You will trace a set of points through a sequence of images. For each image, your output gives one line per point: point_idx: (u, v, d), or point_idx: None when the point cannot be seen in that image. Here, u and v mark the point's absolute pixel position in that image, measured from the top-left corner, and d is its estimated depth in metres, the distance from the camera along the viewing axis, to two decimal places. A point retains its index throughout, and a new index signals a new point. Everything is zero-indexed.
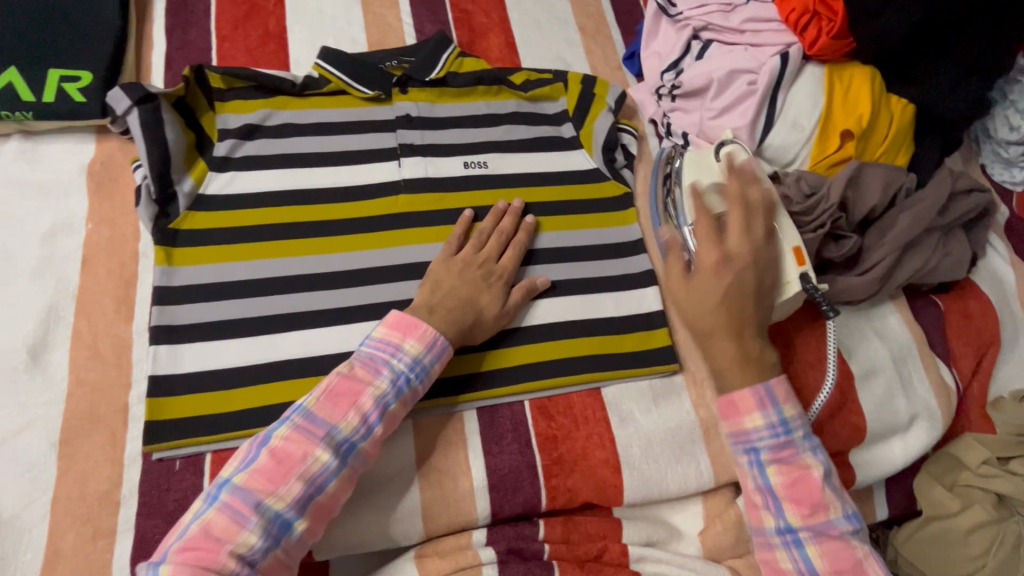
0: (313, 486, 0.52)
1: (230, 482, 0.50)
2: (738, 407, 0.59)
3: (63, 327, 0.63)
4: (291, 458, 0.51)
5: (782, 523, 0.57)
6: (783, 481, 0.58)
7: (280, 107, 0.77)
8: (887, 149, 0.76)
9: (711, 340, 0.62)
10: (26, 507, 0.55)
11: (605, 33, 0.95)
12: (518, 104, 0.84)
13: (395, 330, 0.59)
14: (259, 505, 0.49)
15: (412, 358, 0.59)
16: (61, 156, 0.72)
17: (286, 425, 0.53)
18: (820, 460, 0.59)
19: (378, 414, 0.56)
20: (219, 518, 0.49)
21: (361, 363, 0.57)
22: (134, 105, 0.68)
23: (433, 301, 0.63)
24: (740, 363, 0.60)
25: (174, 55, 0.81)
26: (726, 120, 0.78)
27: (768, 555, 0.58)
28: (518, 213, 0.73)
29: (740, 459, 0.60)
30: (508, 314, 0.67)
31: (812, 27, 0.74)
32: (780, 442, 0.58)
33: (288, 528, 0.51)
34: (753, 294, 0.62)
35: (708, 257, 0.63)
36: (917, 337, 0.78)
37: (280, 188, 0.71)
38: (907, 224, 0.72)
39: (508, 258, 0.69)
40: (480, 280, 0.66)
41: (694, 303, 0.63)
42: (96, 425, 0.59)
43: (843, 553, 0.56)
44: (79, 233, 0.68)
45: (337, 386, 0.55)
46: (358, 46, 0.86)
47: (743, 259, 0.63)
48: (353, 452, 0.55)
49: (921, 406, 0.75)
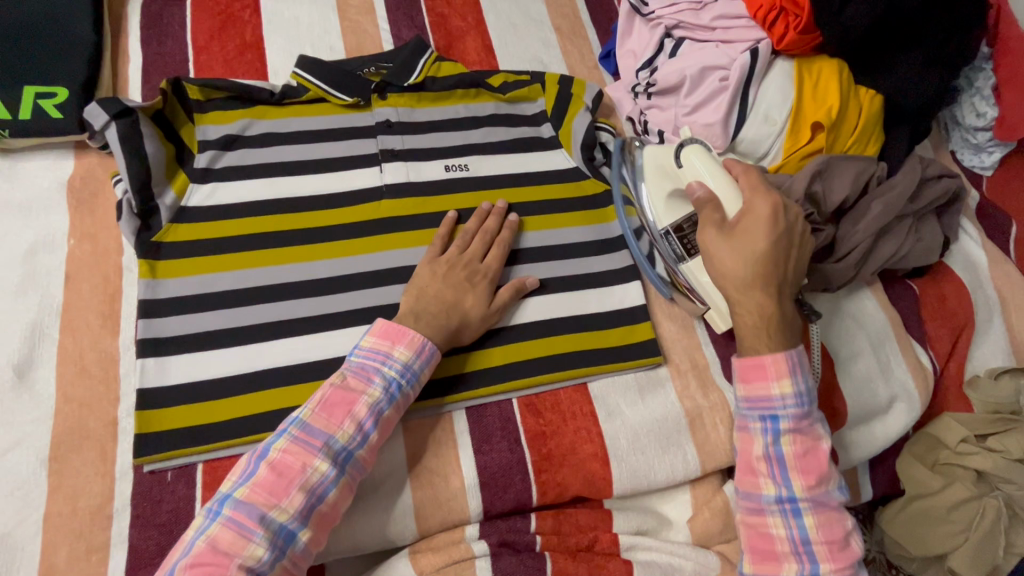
0: (314, 496, 0.53)
1: (232, 496, 0.51)
2: (768, 372, 0.61)
3: (48, 343, 0.63)
4: (291, 470, 0.52)
5: (784, 493, 0.60)
6: (795, 451, 0.60)
7: (259, 116, 0.77)
8: (858, 140, 0.78)
9: (755, 294, 0.62)
10: (18, 524, 0.55)
11: (581, 33, 0.97)
12: (497, 106, 0.85)
13: (384, 339, 0.60)
14: (263, 518, 0.50)
15: (403, 365, 0.59)
16: (40, 172, 0.72)
17: (284, 437, 0.54)
18: (825, 433, 0.63)
19: (374, 420, 0.57)
20: (225, 533, 0.49)
21: (353, 373, 0.58)
22: (112, 119, 0.69)
23: (417, 308, 0.64)
24: (778, 322, 0.62)
25: (151, 67, 0.81)
26: (700, 116, 0.79)
27: (757, 520, 0.61)
28: (501, 214, 0.74)
29: (755, 425, 0.62)
30: (497, 312, 0.68)
31: (780, 23, 0.75)
32: (801, 413, 0.61)
33: (293, 539, 0.51)
34: (797, 252, 0.63)
35: (763, 207, 0.63)
36: (894, 321, 0.80)
37: (263, 197, 0.72)
38: (879, 212, 0.75)
39: (493, 257, 0.70)
40: (466, 282, 0.68)
41: (742, 254, 0.62)
42: (86, 440, 0.59)
43: (835, 522, 0.60)
44: (62, 249, 0.68)
45: (331, 397, 0.56)
46: (336, 53, 0.87)
47: (797, 214, 0.64)
48: (350, 460, 0.55)
49: (900, 388, 0.77)
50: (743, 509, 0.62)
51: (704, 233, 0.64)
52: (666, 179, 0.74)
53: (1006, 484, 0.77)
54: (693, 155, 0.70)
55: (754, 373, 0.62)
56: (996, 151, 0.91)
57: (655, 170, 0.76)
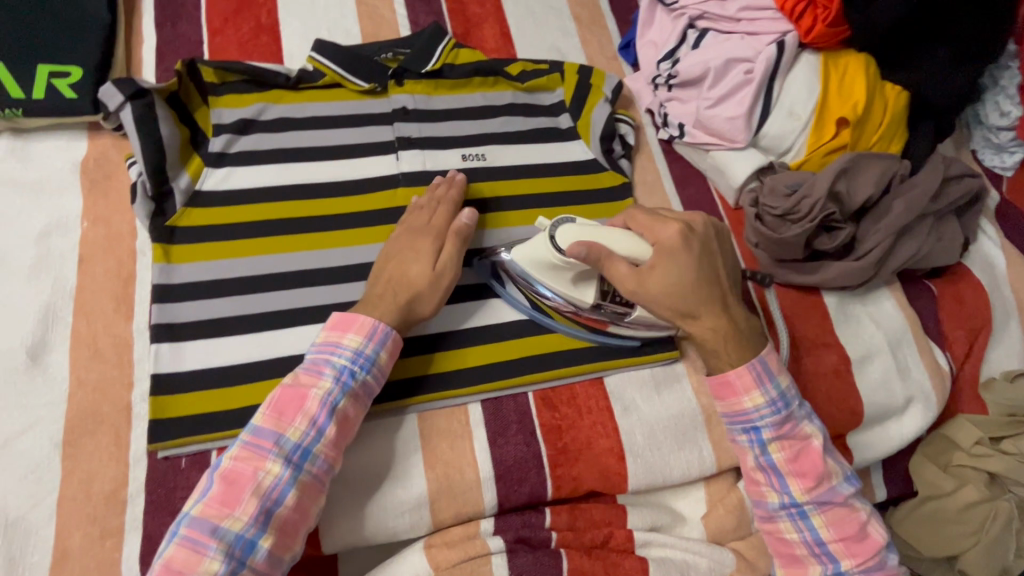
0: (269, 500, 0.50)
1: (188, 513, 0.49)
2: (736, 387, 0.61)
3: (62, 327, 0.62)
4: (242, 477, 0.50)
5: (787, 498, 0.61)
6: (785, 456, 0.61)
7: (274, 101, 0.76)
8: (882, 137, 0.77)
9: (700, 319, 0.62)
10: (32, 508, 0.55)
11: (600, 23, 0.95)
12: (515, 95, 0.84)
13: (334, 330, 0.58)
14: (216, 531, 0.48)
15: (354, 351, 0.57)
16: (53, 153, 0.71)
17: (235, 446, 0.52)
18: (817, 428, 0.62)
19: (328, 413, 0.54)
20: (179, 552, 0.47)
21: (304, 369, 0.56)
22: (128, 100, 0.68)
23: (367, 296, 0.62)
24: (735, 334, 0.62)
25: (166, 48, 0.80)
26: (723, 109, 0.77)
27: (771, 527, 0.62)
28: (461, 186, 0.71)
29: (741, 439, 0.62)
30: (445, 268, 0.64)
31: (808, 15, 0.75)
32: (781, 418, 0.61)
33: (252, 548, 0.48)
34: (720, 263, 0.63)
35: (667, 241, 0.62)
36: (911, 321, 0.80)
37: (278, 183, 0.71)
38: (901, 211, 0.74)
39: (440, 217, 0.67)
40: (410, 250, 0.65)
41: (668, 289, 0.60)
42: (100, 424, 0.59)
43: (845, 517, 0.60)
44: (74, 231, 0.67)
45: (282, 397, 0.54)
46: (352, 38, 0.86)
47: (706, 229, 0.64)
48: (309, 458, 0.52)
49: (917, 389, 0.77)
50: (758, 517, 0.64)
51: (626, 284, 0.61)
52: (560, 270, 0.65)
53: (1017, 486, 0.77)
54: (569, 237, 0.62)
55: (725, 389, 0.62)
56: (1019, 151, 0.89)
57: (543, 271, 0.66)
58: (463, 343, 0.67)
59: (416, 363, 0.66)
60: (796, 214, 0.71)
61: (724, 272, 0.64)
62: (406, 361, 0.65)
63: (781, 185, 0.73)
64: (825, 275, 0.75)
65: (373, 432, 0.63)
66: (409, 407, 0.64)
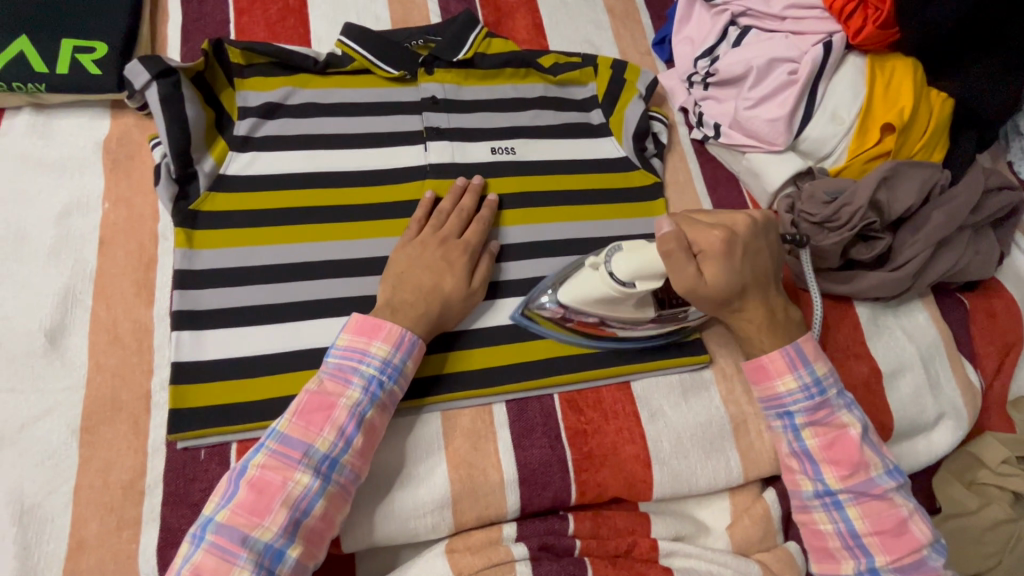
0: (298, 511, 0.49)
1: (214, 519, 0.47)
2: (769, 372, 0.61)
3: (81, 310, 0.61)
4: (271, 486, 0.49)
5: (820, 487, 0.59)
6: (819, 443, 0.59)
7: (302, 85, 0.74)
8: (926, 144, 0.74)
9: (737, 310, 0.62)
10: (48, 496, 0.53)
11: (634, 17, 0.93)
12: (547, 88, 0.81)
13: (360, 335, 0.56)
14: (246, 540, 0.46)
15: (382, 360, 0.55)
16: (74, 131, 0.69)
17: (261, 453, 0.50)
18: (857, 417, 0.59)
19: (356, 423, 0.52)
20: (208, 559, 0.46)
21: (330, 377, 0.54)
22: (153, 79, 0.66)
23: (395, 299, 0.60)
24: (776, 323, 0.62)
25: (191, 27, 0.77)
26: (763, 112, 0.75)
27: (804, 517, 0.60)
28: (494, 206, 0.70)
29: (775, 424, 0.62)
30: (479, 288, 0.64)
31: (858, 16, 0.73)
32: (815, 403, 0.60)
33: (281, 558, 0.47)
34: (762, 259, 0.61)
35: (711, 245, 0.59)
36: (944, 336, 0.78)
37: (304, 170, 0.69)
38: (940, 222, 0.71)
39: (472, 230, 0.66)
40: (443, 261, 0.63)
41: (708, 292, 0.59)
42: (118, 412, 0.57)
43: (884, 510, 0.57)
44: (95, 212, 0.65)
45: (308, 404, 0.52)
46: (381, 23, 0.83)
47: (748, 227, 0.61)
48: (336, 468, 0.51)
49: (948, 405, 0.75)
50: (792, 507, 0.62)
51: (680, 278, 0.59)
52: (622, 301, 0.63)
53: None
54: (631, 268, 0.59)
55: (760, 375, 0.61)
56: None
57: (600, 303, 0.63)
58: (489, 342, 0.65)
59: (440, 361, 0.64)
60: (835, 223, 0.69)
61: (767, 267, 0.62)
62: (430, 359, 0.64)
63: (820, 192, 0.71)
64: (859, 285, 0.73)
65: (395, 430, 0.62)
66: (433, 406, 0.63)
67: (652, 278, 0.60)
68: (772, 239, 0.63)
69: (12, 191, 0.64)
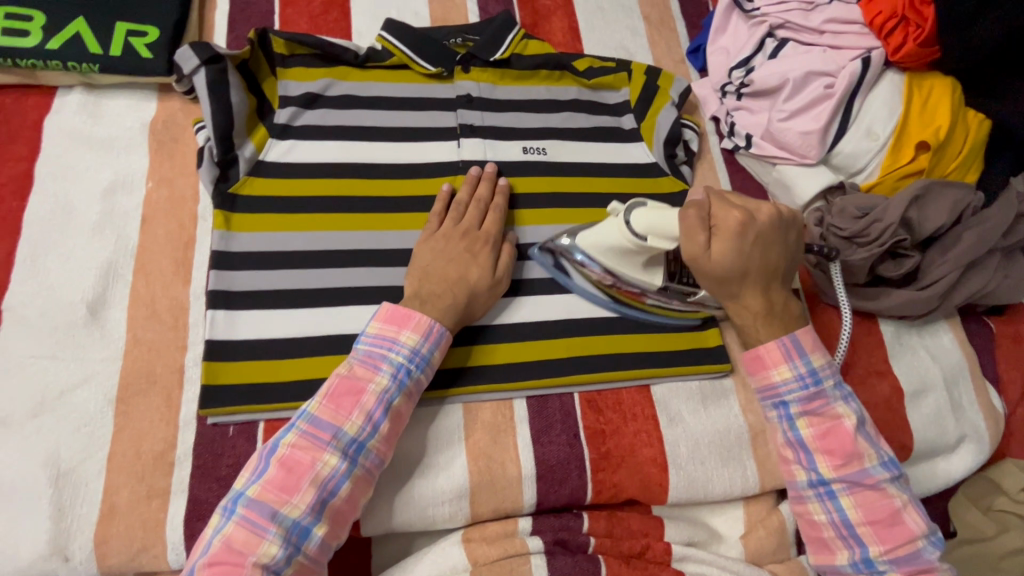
0: (325, 491, 0.50)
1: (245, 494, 0.49)
2: (764, 361, 0.59)
3: (122, 285, 0.63)
4: (300, 465, 0.50)
5: (814, 476, 0.58)
6: (813, 433, 0.58)
7: (341, 77, 0.75)
8: (961, 164, 0.74)
9: (736, 296, 0.60)
10: (83, 461, 0.55)
11: (669, 25, 0.93)
12: (580, 91, 0.82)
13: (390, 324, 0.57)
14: (275, 516, 0.48)
15: (410, 349, 0.56)
16: (123, 111, 0.71)
17: (292, 432, 0.51)
18: (853, 408, 0.58)
19: (384, 410, 0.54)
20: (238, 532, 0.47)
21: (360, 362, 0.55)
22: (202, 65, 0.68)
23: (423, 291, 0.61)
24: (776, 316, 0.60)
25: (238, 16, 0.80)
26: (796, 124, 0.76)
27: (800, 508, 0.59)
28: (507, 193, 0.71)
29: (770, 414, 0.61)
30: (504, 274, 0.65)
31: (899, 33, 0.73)
32: (810, 393, 0.58)
33: (307, 535, 0.49)
34: (779, 250, 0.59)
35: (729, 224, 0.58)
36: (969, 358, 0.77)
37: (340, 160, 0.70)
38: (972, 242, 0.70)
39: (491, 221, 0.67)
40: (468, 252, 0.64)
41: (711, 271, 0.58)
42: (152, 385, 0.59)
43: (878, 501, 0.56)
44: (139, 191, 0.67)
45: (338, 388, 0.53)
46: (421, 20, 0.85)
47: (772, 216, 0.58)
48: (362, 452, 0.52)
49: (970, 429, 0.74)
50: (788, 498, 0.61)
51: (689, 252, 0.59)
52: (635, 255, 0.65)
53: None
54: (648, 222, 0.62)
55: (754, 363, 0.60)
56: None
57: (616, 255, 0.66)
58: (513, 338, 0.66)
59: (464, 354, 0.65)
60: (866, 239, 0.68)
61: (779, 260, 0.59)
62: (453, 352, 0.64)
63: (852, 207, 0.71)
64: (886, 302, 0.73)
65: (417, 420, 0.63)
66: (455, 397, 0.63)
67: (667, 238, 0.61)
68: (793, 234, 0.61)
69: (62, 166, 0.67)
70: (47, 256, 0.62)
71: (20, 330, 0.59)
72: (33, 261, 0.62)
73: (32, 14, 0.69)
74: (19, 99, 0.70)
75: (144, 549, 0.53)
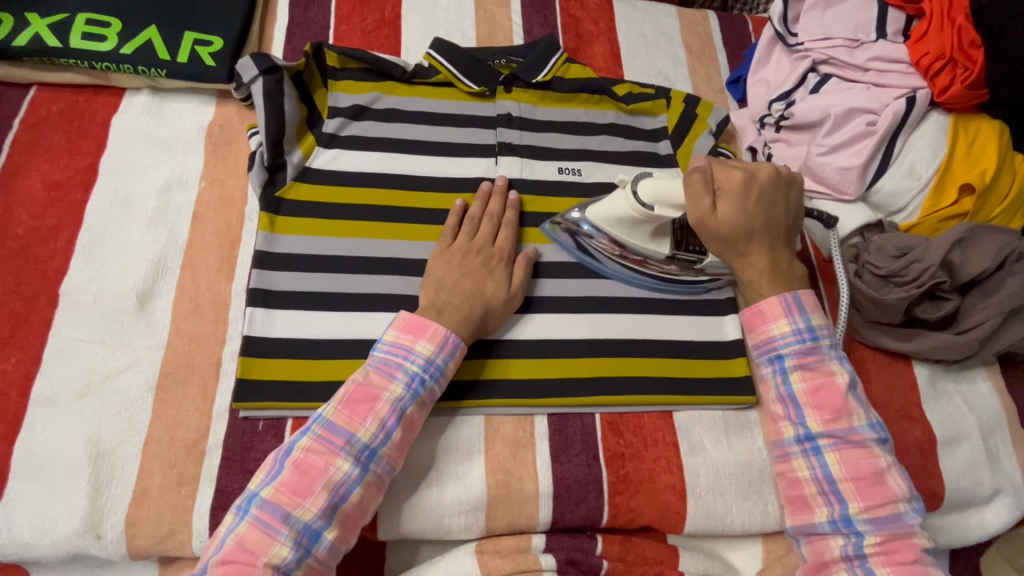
0: (337, 496, 0.51)
1: (259, 495, 0.50)
2: (765, 316, 0.62)
3: (169, 277, 0.66)
4: (314, 469, 0.51)
5: (802, 431, 0.58)
6: (805, 388, 0.58)
7: (388, 91, 0.78)
8: (1006, 210, 0.73)
9: (742, 254, 0.64)
10: (121, 443, 0.58)
11: (710, 54, 0.94)
12: (618, 115, 0.83)
13: (406, 333, 0.59)
14: (288, 518, 0.49)
15: (425, 359, 0.58)
16: (184, 114, 0.76)
17: (307, 436, 0.53)
18: (846, 369, 0.59)
19: (397, 418, 0.55)
20: (251, 532, 0.48)
21: (375, 370, 0.56)
22: (259, 74, 0.72)
23: (439, 301, 0.62)
24: (780, 270, 0.63)
25: (296, 29, 0.84)
26: (835, 159, 0.75)
27: (783, 466, 0.59)
28: (518, 208, 0.72)
29: (764, 370, 0.62)
30: (519, 290, 0.66)
31: (946, 74, 0.73)
32: (806, 347, 0.60)
33: (318, 538, 0.50)
34: (781, 206, 0.64)
35: (732, 181, 0.63)
36: (1008, 408, 0.74)
37: (381, 170, 0.73)
38: (1015, 289, 0.68)
39: (503, 238, 0.69)
40: (483, 268, 0.66)
41: (718, 227, 0.63)
42: (190, 375, 0.62)
43: (862, 459, 0.56)
44: (192, 189, 0.71)
45: (353, 394, 0.55)
46: (468, 41, 0.88)
47: (771, 175, 0.64)
48: (374, 459, 0.53)
49: (1006, 482, 0.71)
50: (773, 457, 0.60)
51: (695, 208, 0.64)
52: (641, 224, 0.69)
53: None
54: (653, 191, 0.65)
55: (756, 320, 0.63)
56: None
57: (623, 225, 0.70)
58: (536, 354, 0.67)
59: (479, 366, 0.65)
60: (903, 278, 0.68)
61: (781, 219, 0.64)
62: (473, 362, 0.65)
63: (890, 246, 0.69)
64: (921, 344, 0.71)
65: (437, 430, 0.63)
66: (476, 409, 0.64)
67: (672, 207, 0.65)
68: (793, 196, 0.65)
69: (124, 162, 0.71)
70: (103, 246, 0.66)
71: (74, 314, 0.63)
72: (91, 251, 0.66)
73: (109, 20, 0.74)
74: (91, 98, 0.75)
75: (171, 533, 0.55)
